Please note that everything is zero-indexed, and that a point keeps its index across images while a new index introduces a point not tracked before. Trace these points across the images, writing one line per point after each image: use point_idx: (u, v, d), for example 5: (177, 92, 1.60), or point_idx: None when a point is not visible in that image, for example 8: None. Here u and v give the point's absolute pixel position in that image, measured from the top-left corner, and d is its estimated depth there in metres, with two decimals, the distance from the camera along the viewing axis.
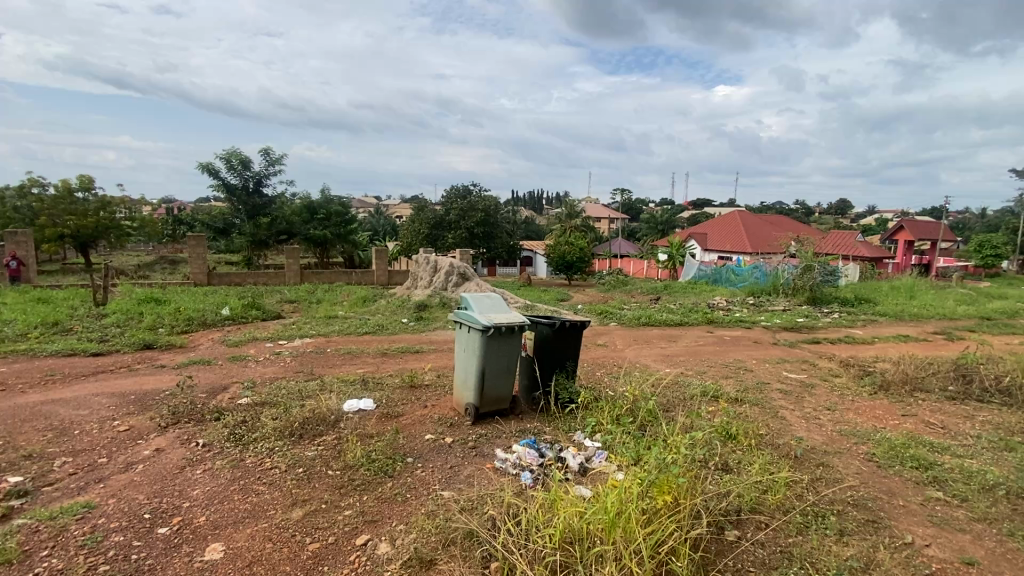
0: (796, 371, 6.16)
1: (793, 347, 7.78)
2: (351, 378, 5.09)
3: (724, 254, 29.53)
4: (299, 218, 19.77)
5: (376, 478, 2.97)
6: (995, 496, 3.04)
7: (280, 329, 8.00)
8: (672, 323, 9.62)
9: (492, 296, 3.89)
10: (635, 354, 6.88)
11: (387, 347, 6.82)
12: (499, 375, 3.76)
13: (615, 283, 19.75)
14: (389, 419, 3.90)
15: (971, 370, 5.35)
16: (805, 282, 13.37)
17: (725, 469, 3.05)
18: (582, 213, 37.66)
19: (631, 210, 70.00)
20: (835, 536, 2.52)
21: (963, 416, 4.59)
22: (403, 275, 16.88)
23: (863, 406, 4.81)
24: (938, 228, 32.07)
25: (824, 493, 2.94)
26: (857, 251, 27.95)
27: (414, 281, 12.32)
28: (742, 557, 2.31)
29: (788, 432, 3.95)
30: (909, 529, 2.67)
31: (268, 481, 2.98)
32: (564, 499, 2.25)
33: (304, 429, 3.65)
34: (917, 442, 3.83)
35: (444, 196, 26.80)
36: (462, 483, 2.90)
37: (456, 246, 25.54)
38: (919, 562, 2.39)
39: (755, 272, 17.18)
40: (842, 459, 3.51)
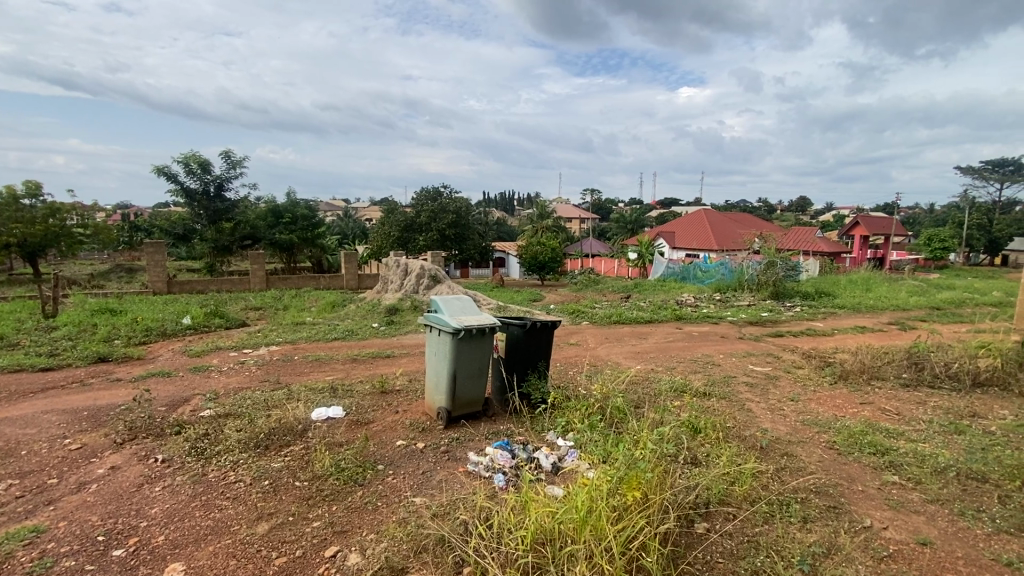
0: (761, 364, 6.34)
1: (758, 340, 8.02)
2: (319, 385, 4.96)
3: (691, 252, 30.25)
4: (263, 222, 18.94)
5: (346, 488, 2.91)
6: (947, 478, 3.20)
7: (244, 338, 7.77)
8: (642, 320, 9.79)
9: (462, 297, 3.87)
10: (607, 352, 6.98)
11: (357, 353, 6.70)
12: (470, 378, 3.74)
13: (586, 283, 19.98)
14: (359, 426, 3.83)
15: (923, 357, 5.59)
16: (768, 277, 13.83)
17: (694, 463, 3.11)
18: (553, 213, 37.90)
19: (600, 210, 71.31)
20: (799, 524, 2.60)
21: (917, 401, 4.82)
22: (373, 279, 16.70)
23: (823, 396, 4.98)
24: (891, 223, 33.64)
25: (789, 482, 3.03)
26: (817, 247, 29.07)
27: (384, 284, 12.14)
28: (711, 548, 2.36)
29: (754, 424, 4.07)
30: (867, 512, 2.78)
31: (232, 495, 2.88)
32: (536, 500, 2.24)
33: (270, 440, 3.55)
34: (874, 429, 3.99)
35: (414, 198, 26.66)
36: (433, 488, 2.87)
37: (428, 247, 25.33)
38: (877, 545, 2.48)
39: (721, 268, 17.64)
40: (805, 447, 3.63)
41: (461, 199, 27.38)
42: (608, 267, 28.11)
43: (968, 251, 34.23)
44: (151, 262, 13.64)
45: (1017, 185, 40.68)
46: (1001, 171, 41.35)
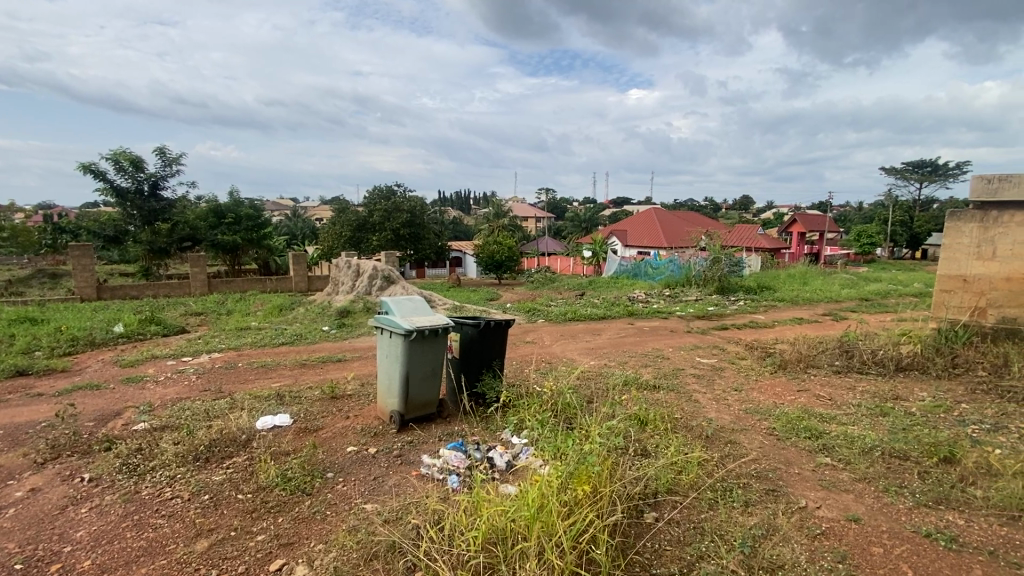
0: (708, 356, 6.60)
1: (705, 333, 8.35)
2: (265, 393, 4.75)
3: (642, 249, 31.14)
4: (204, 222, 18.14)
5: (292, 498, 2.80)
6: (873, 457, 3.44)
7: (184, 345, 7.35)
8: (596, 316, 9.98)
9: (414, 298, 3.82)
10: (561, 349, 7.07)
11: (306, 357, 6.47)
12: (423, 379, 3.69)
13: (542, 281, 20.18)
14: (307, 434, 3.70)
15: (853, 346, 5.99)
16: (714, 272, 14.42)
17: (644, 454, 3.20)
18: (508, 212, 38.00)
19: (555, 209, 72.17)
20: (740, 507, 2.72)
21: (848, 387, 5.16)
22: (324, 281, 16.21)
23: (764, 385, 5.25)
24: (825, 220, 35.86)
25: (732, 468, 3.17)
26: (759, 243, 30.60)
27: (336, 286, 11.81)
28: (659, 537, 2.43)
29: (700, 414, 4.23)
30: (803, 494, 2.95)
31: (168, 513, 2.71)
32: (488, 499, 2.24)
33: (211, 452, 3.38)
34: (809, 415, 4.23)
35: (367, 197, 26.06)
36: (385, 494, 2.81)
37: (382, 247, 24.81)
38: (811, 523, 2.64)
39: (671, 265, 18.25)
40: (747, 435, 3.80)
41: (416, 198, 26.98)
42: (563, 265, 28.52)
43: (893, 245, 36.99)
44: (78, 266, 12.68)
45: (933, 184, 44.28)
46: (920, 171, 44.91)
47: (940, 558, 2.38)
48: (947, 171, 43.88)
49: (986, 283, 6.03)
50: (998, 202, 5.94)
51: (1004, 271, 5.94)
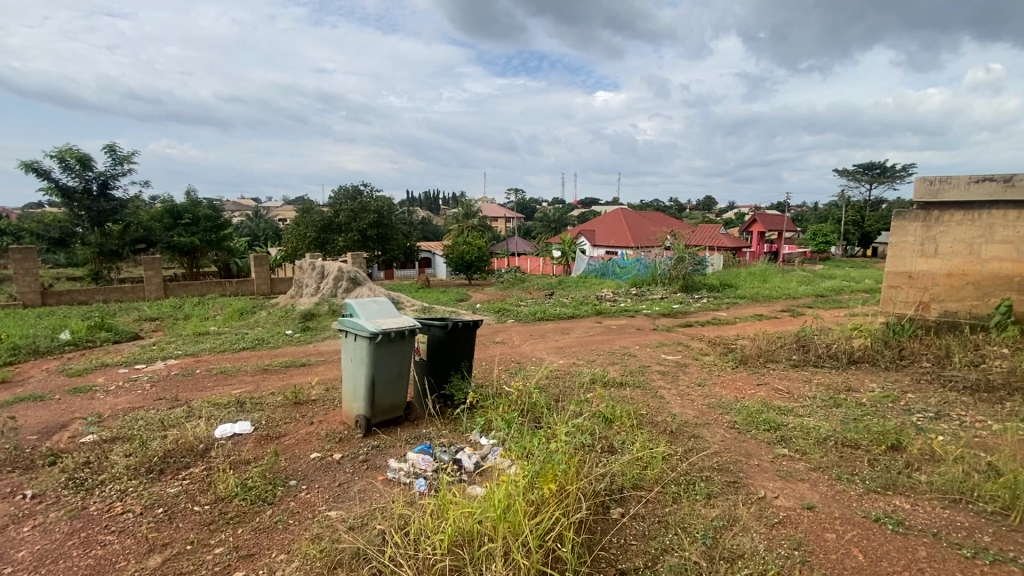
0: (673, 353, 6.75)
1: (670, 331, 8.55)
2: (224, 400, 4.58)
3: (610, 249, 31.62)
4: (158, 223, 17.42)
5: (252, 508, 2.72)
6: (827, 447, 3.59)
7: (137, 352, 7.03)
8: (565, 316, 10.07)
9: (379, 300, 3.77)
10: (531, 348, 7.11)
11: (268, 363, 6.29)
12: (390, 382, 3.64)
13: (512, 281, 20.23)
14: (268, 441, 3.60)
15: (809, 341, 6.25)
16: (678, 271, 14.78)
17: (610, 450, 3.25)
18: (478, 212, 37.89)
19: (525, 209, 72.44)
20: (702, 500, 2.80)
21: (804, 380, 5.38)
22: (288, 283, 15.81)
23: (727, 380, 5.40)
24: (783, 220, 37.21)
25: (695, 461, 3.26)
26: (722, 242, 31.53)
27: (300, 288, 11.52)
28: (624, 531, 2.47)
29: (665, 409, 4.33)
30: (761, 484, 3.05)
31: (118, 528, 2.59)
32: (454, 501, 2.22)
33: (165, 464, 3.24)
34: (768, 408, 4.39)
35: (332, 197, 25.54)
36: (350, 500, 2.76)
37: (348, 248, 24.35)
38: (770, 513, 2.74)
39: (637, 264, 18.60)
40: (709, 429, 3.91)
41: (383, 198, 26.63)
42: (533, 266, 28.66)
43: (846, 243, 38.69)
44: (20, 270, 11.95)
45: (882, 185, 46.56)
46: (869, 173, 47.22)
47: (887, 541, 2.51)
48: (894, 173, 46.21)
49: (930, 279, 6.38)
50: (940, 202, 6.28)
51: (945, 267, 6.30)
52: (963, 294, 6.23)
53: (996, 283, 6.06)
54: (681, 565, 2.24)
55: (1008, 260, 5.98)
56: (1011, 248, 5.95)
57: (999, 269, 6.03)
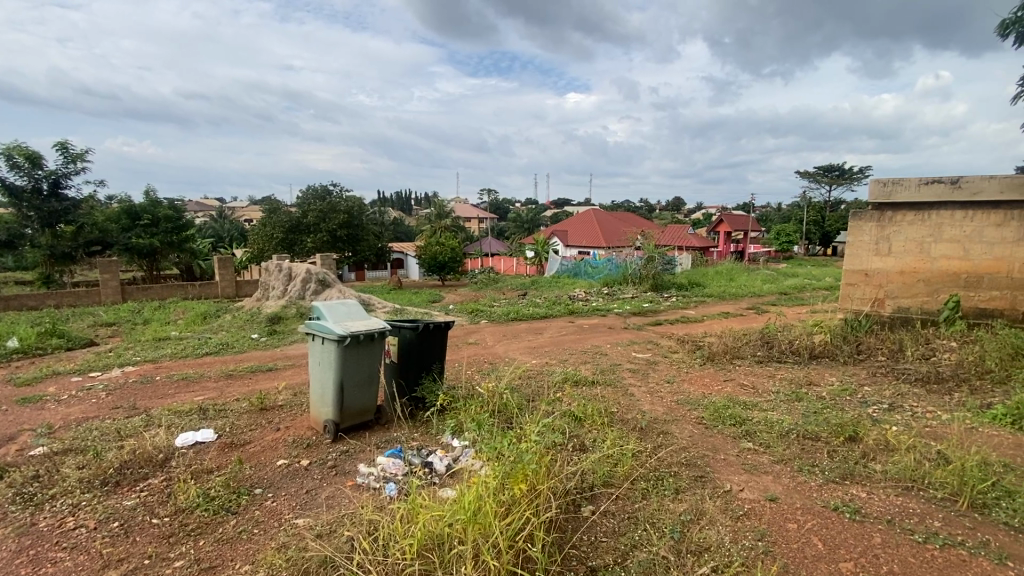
0: (643, 351, 6.86)
1: (641, 329, 8.69)
2: (185, 408, 4.43)
3: (582, 249, 31.94)
4: (115, 224, 16.83)
5: (215, 518, 2.63)
6: (789, 440, 3.71)
7: (92, 359, 6.70)
8: (538, 316, 10.11)
9: (348, 302, 3.69)
10: (504, 349, 7.11)
11: (233, 368, 6.10)
12: (359, 386, 3.58)
13: (485, 282, 20.19)
14: (233, 449, 3.49)
15: (773, 337, 6.44)
16: (649, 271, 15.04)
17: (582, 448, 3.28)
18: (451, 212, 37.68)
19: (498, 209, 72.52)
20: (671, 495, 2.85)
21: (768, 375, 5.55)
22: (254, 285, 15.37)
23: (694, 376, 5.52)
24: (748, 220, 38.28)
25: (664, 457, 3.32)
26: (690, 242, 32.26)
27: (266, 291, 11.22)
28: (595, 529, 2.50)
29: (635, 407, 4.39)
30: (728, 478, 3.13)
31: (70, 544, 2.46)
32: (424, 505, 2.20)
33: (122, 475, 3.10)
34: (734, 403, 4.50)
35: (300, 197, 24.98)
36: (318, 507, 2.70)
37: (317, 249, 23.83)
38: (735, 505, 2.81)
39: (609, 264, 18.84)
40: (678, 425, 3.99)
41: (353, 198, 26.25)
42: (506, 266, 28.69)
43: (808, 242, 40.08)
44: None
45: (841, 187, 48.44)
46: (829, 175, 49.12)
47: (846, 529, 2.61)
48: (852, 175, 48.13)
49: (884, 276, 6.68)
50: (892, 203, 6.56)
51: (898, 264, 6.60)
52: (915, 291, 6.53)
53: (944, 280, 6.37)
54: (651, 560, 2.27)
55: (955, 258, 6.29)
56: (957, 247, 6.27)
57: (947, 267, 6.35)
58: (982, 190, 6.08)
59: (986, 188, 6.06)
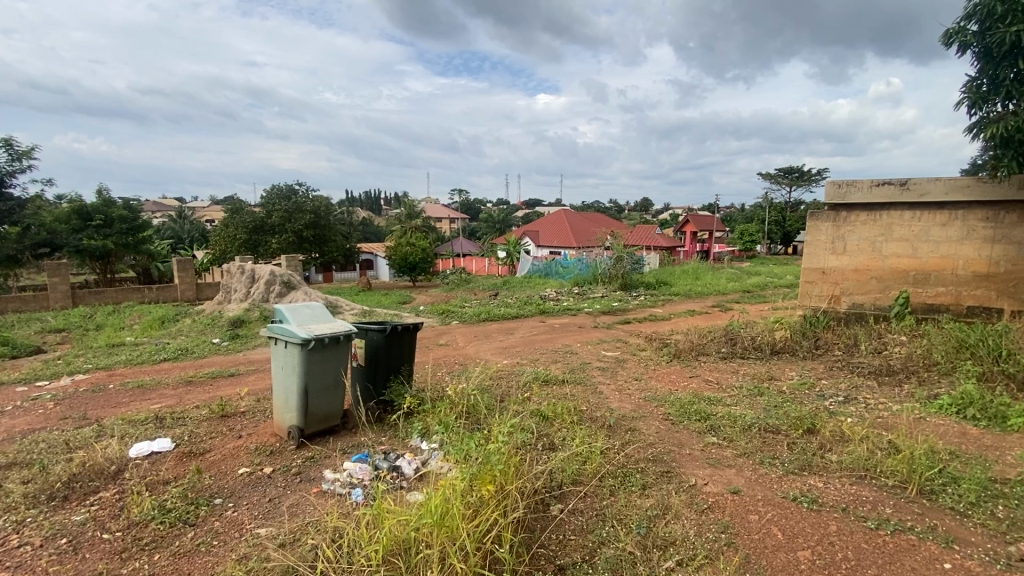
0: (612, 349, 6.96)
1: (610, 328, 8.82)
2: (140, 416, 4.24)
3: (553, 250, 32.17)
4: (65, 225, 15.96)
5: (171, 531, 2.53)
6: (752, 433, 3.83)
7: (38, 367, 6.34)
8: (509, 316, 10.13)
9: (312, 305, 3.61)
10: (474, 349, 7.09)
11: (192, 374, 5.88)
12: (325, 391, 3.51)
13: (456, 282, 20.11)
14: (191, 458, 3.36)
15: (736, 334, 6.64)
16: (618, 270, 15.29)
17: (551, 447, 3.31)
18: (421, 212, 37.33)
19: (469, 209, 72.27)
20: (638, 491, 2.90)
21: (732, 371, 5.72)
22: (216, 288, 14.86)
23: (661, 373, 5.64)
24: (713, 220, 39.36)
25: (631, 454, 3.37)
26: (658, 242, 32.92)
27: (228, 293, 10.87)
28: (563, 527, 2.52)
29: (604, 405, 4.45)
30: (693, 472, 3.21)
31: (12, 564, 2.32)
32: (390, 509, 2.17)
33: (70, 489, 2.95)
34: (699, 399, 4.62)
35: (265, 196, 24.30)
36: (281, 516, 2.62)
37: (283, 250, 23.21)
38: (700, 499, 2.88)
39: (579, 263, 19.04)
40: (645, 421, 4.06)
41: (320, 198, 25.71)
42: (478, 266, 28.63)
43: (770, 242, 41.47)
44: None
45: (800, 188, 50.29)
46: (789, 177, 50.99)
47: (804, 519, 2.70)
48: (810, 177, 50.09)
49: (840, 274, 6.97)
50: (847, 203, 6.85)
51: (853, 262, 6.91)
52: (868, 288, 6.83)
53: (895, 277, 6.68)
54: (618, 557, 2.31)
55: (904, 256, 6.61)
56: (906, 246, 6.59)
57: (897, 265, 6.66)
58: (929, 191, 6.37)
59: (932, 190, 6.35)
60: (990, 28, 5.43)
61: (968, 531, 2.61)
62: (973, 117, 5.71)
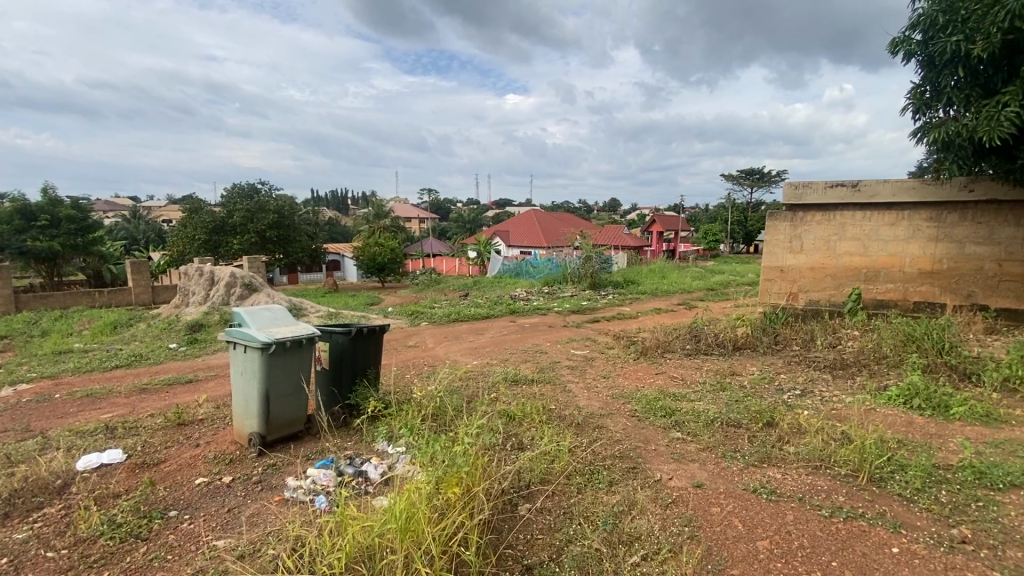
0: (581, 348, 7.03)
1: (579, 326, 8.91)
2: (89, 427, 4.03)
3: (523, 249, 32.28)
4: (6, 226, 15.04)
5: (122, 547, 2.41)
6: (714, 427, 3.94)
7: None
8: (479, 316, 10.10)
9: (273, 308, 3.52)
10: (444, 350, 7.05)
11: (147, 381, 5.63)
12: (287, 396, 3.42)
13: (426, 283, 19.93)
14: (144, 469, 3.22)
15: (700, 331, 6.81)
16: (587, 270, 15.46)
17: (519, 446, 3.32)
18: (390, 212, 36.85)
19: (439, 209, 71.78)
20: (605, 488, 2.94)
21: (696, 367, 5.86)
22: (174, 291, 14.28)
23: (629, 371, 5.73)
24: (679, 220, 40.30)
25: (598, 451, 3.41)
26: (626, 241, 33.46)
27: (186, 296, 10.47)
28: (530, 526, 2.53)
29: (572, 403, 4.49)
30: (658, 467, 3.27)
31: None
32: (353, 516, 2.13)
33: (11, 506, 2.77)
34: (665, 395, 4.72)
35: (225, 196, 23.53)
36: (240, 526, 2.54)
37: (245, 251, 22.51)
38: (665, 493, 2.94)
39: (549, 263, 19.16)
40: (613, 418, 4.12)
41: (284, 198, 25.07)
42: (448, 266, 28.46)
43: (733, 241, 42.71)
44: None
45: (761, 189, 51.95)
46: (750, 178, 52.69)
47: (763, 509, 2.80)
48: (770, 178, 51.80)
49: (797, 272, 7.24)
50: (803, 204, 7.12)
51: (809, 261, 7.18)
52: (824, 285, 7.12)
53: (848, 275, 6.99)
54: (584, 554, 2.33)
55: (856, 255, 6.92)
56: (858, 245, 6.90)
57: (850, 263, 6.97)
58: (878, 193, 6.68)
59: (881, 192, 6.66)
60: (932, 37, 5.74)
61: (914, 516, 2.75)
62: (918, 121, 6.06)
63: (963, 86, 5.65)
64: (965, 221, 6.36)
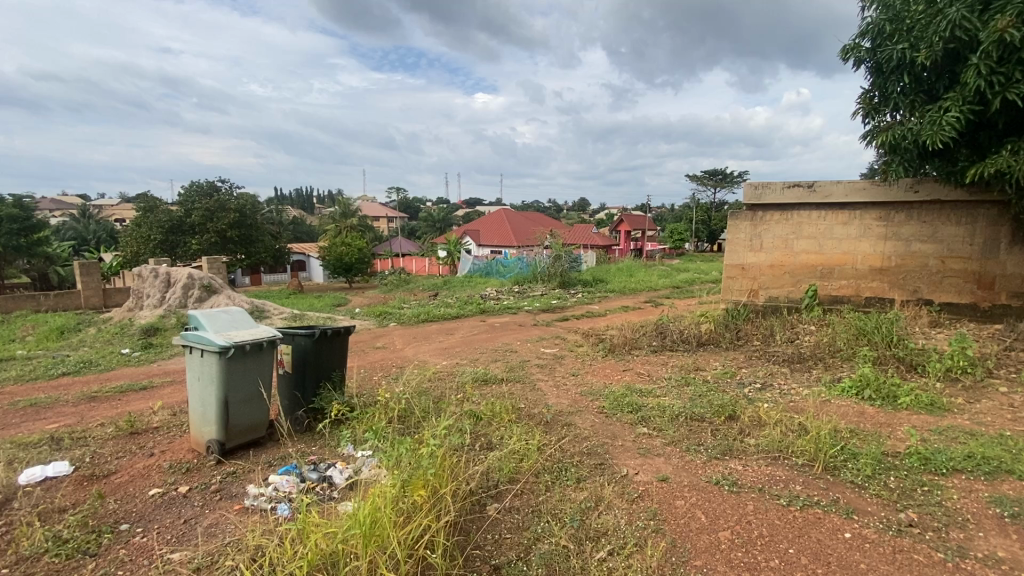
0: (550, 346, 7.07)
1: (548, 325, 8.96)
2: (32, 438, 3.80)
3: (493, 249, 32.25)
4: None
5: (68, 564, 2.28)
6: (679, 422, 4.04)
7: None
8: (449, 316, 10.04)
9: (231, 310, 3.40)
10: (413, 351, 6.96)
11: (97, 389, 5.35)
12: (247, 401, 3.31)
13: (395, 283, 19.68)
14: (93, 482, 3.06)
15: (666, 328, 6.95)
16: (556, 269, 15.56)
17: (488, 446, 3.31)
18: (357, 211, 36.19)
19: (408, 209, 70.96)
20: (573, 485, 2.97)
21: (662, 363, 5.98)
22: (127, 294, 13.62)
23: (597, 368, 5.80)
24: (646, 220, 41.06)
25: (566, 449, 3.45)
26: (595, 241, 33.87)
27: (140, 299, 10.01)
28: (498, 525, 2.54)
29: (541, 401, 4.51)
30: (624, 463, 3.33)
31: None
32: (316, 522, 2.08)
33: None
34: (632, 391, 4.80)
35: (183, 194, 22.61)
36: (197, 537, 2.45)
37: (204, 251, 21.69)
38: (632, 488, 3.00)
39: (519, 263, 19.22)
40: (581, 415, 4.17)
41: (245, 197, 24.29)
42: (417, 266, 28.16)
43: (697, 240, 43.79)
44: None
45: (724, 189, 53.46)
46: (714, 179, 54.14)
47: (724, 501, 2.88)
48: (732, 179, 53.46)
49: (758, 269, 7.49)
50: (762, 204, 7.36)
51: (769, 259, 7.44)
52: (783, 282, 7.38)
53: (805, 272, 7.26)
54: (552, 552, 2.35)
55: (812, 252, 7.21)
56: (814, 243, 7.18)
57: (807, 260, 7.25)
58: (831, 193, 6.97)
59: (834, 192, 6.95)
60: (880, 45, 6.03)
61: (865, 502, 2.89)
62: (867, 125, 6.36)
63: (908, 92, 5.95)
64: (911, 220, 6.70)
